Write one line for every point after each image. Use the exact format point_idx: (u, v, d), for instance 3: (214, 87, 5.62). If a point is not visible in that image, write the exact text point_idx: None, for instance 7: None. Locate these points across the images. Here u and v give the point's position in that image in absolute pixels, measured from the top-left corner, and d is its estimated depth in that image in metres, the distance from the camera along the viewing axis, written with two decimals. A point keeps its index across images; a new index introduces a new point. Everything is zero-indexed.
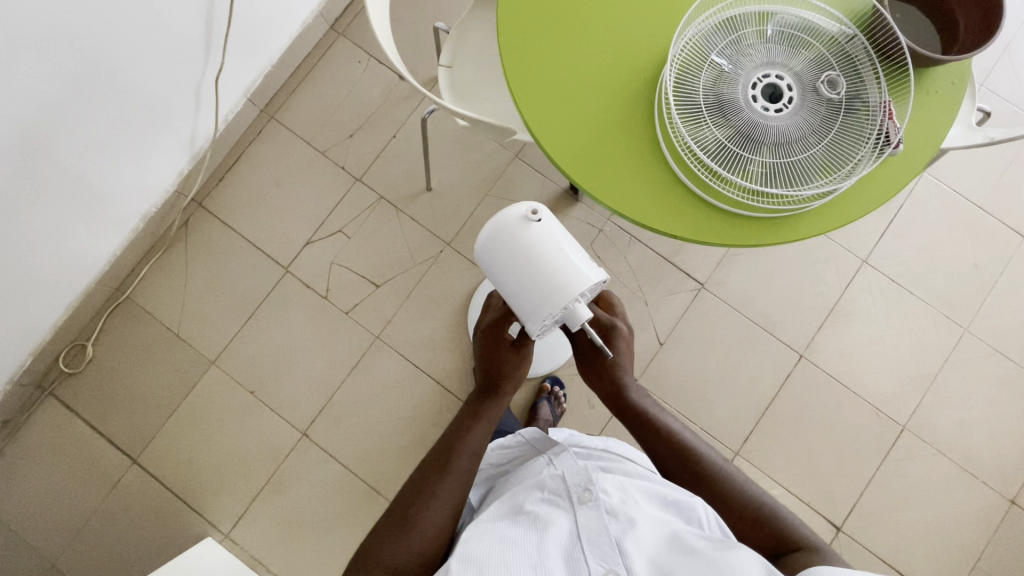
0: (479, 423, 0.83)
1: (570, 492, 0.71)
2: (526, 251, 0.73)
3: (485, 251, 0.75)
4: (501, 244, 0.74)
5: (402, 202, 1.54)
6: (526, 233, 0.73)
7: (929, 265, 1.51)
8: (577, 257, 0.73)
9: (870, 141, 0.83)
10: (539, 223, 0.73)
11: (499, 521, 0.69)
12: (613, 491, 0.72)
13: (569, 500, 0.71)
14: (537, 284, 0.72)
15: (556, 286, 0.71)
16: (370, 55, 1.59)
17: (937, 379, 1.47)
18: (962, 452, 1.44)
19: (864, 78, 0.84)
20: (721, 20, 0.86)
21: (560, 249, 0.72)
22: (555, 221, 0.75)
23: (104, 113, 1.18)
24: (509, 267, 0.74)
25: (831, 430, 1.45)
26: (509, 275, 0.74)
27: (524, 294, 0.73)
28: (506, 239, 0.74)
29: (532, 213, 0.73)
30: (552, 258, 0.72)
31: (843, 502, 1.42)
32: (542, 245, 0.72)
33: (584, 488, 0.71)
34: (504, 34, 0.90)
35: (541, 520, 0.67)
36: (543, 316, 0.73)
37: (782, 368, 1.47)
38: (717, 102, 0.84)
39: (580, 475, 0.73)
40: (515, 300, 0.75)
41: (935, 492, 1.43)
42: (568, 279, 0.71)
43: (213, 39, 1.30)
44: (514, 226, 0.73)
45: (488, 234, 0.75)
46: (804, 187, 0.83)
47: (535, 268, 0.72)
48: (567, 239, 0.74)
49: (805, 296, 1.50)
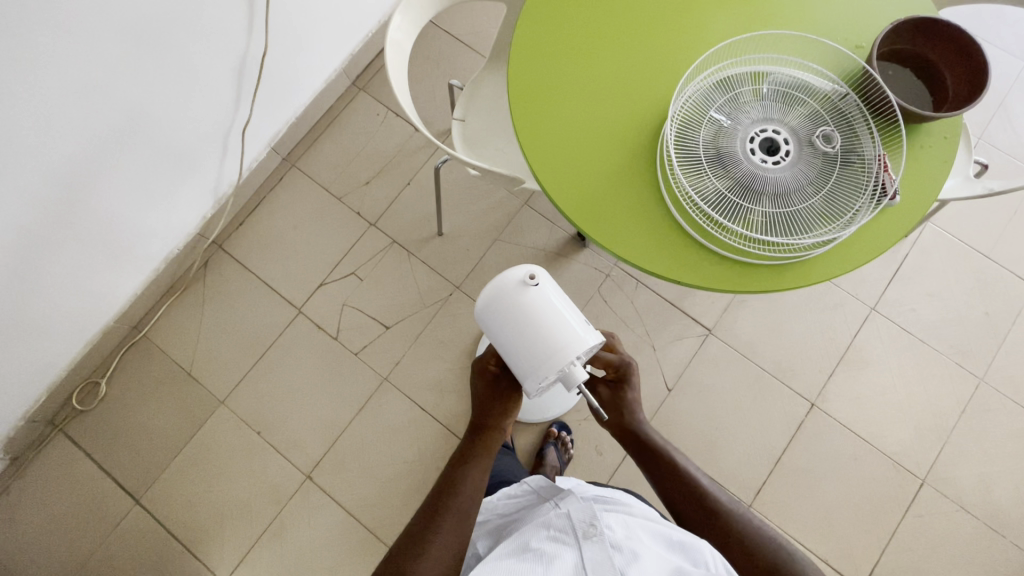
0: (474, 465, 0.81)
1: (575, 527, 0.69)
2: (525, 314, 0.74)
3: (484, 315, 0.77)
4: (500, 308, 0.76)
5: (414, 246, 1.58)
6: (524, 298, 0.75)
7: (939, 313, 1.50)
8: (573, 320, 0.74)
9: (867, 193, 0.86)
10: (536, 288, 0.75)
11: (504, 556, 0.67)
12: (617, 528, 0.70)
13: (573, 537, 0.69)
14: (534, 347, 0.73)
15: (551, 349, 0.73)
16: (388, 108, 1.69)
17: (955, 431, 1.43)
18: (987, 509, 1.38)
19: (858, 132, 0.88)
20: (719, 80, 0.91)
21: (558, 313, 0.74)
22: (554, 285, 0.77)
23: (135, 160, 1.25)
24: (507, 328, 0.75)
25: (847, 483, 1.40)
26: (507, 337, 0.76)
27: (521, 357, 0.75)
28: (505, 302, 0.76)
29: (530, 276, 0.75)
30: (550, 319, 0.73)
31: (863, 562, 1.36)
32: (540, 306, 0.74)
33: (587, 523, 0.69)
34: (514, 92, 0.96)
35: (547, 555, 0.66)
36: (539, 378, 0.74)
37: (794, 417, 1.44)
38: (716, 155, 0.88)
39: (586, 510, 0.71)
40: (512, 360, 0.76)
41: (961, 551, 1.36)
42: (562, 342, 0.72)
43: (243, 93, 1.39)
44: (512, 289, 0.75)
45: (488, 298, 0.77)
46: (805, 236, 0.85)
47: (530, 331, 0.74)
48: (564, 301, 0.76)
49: (813, 342, 1.49)
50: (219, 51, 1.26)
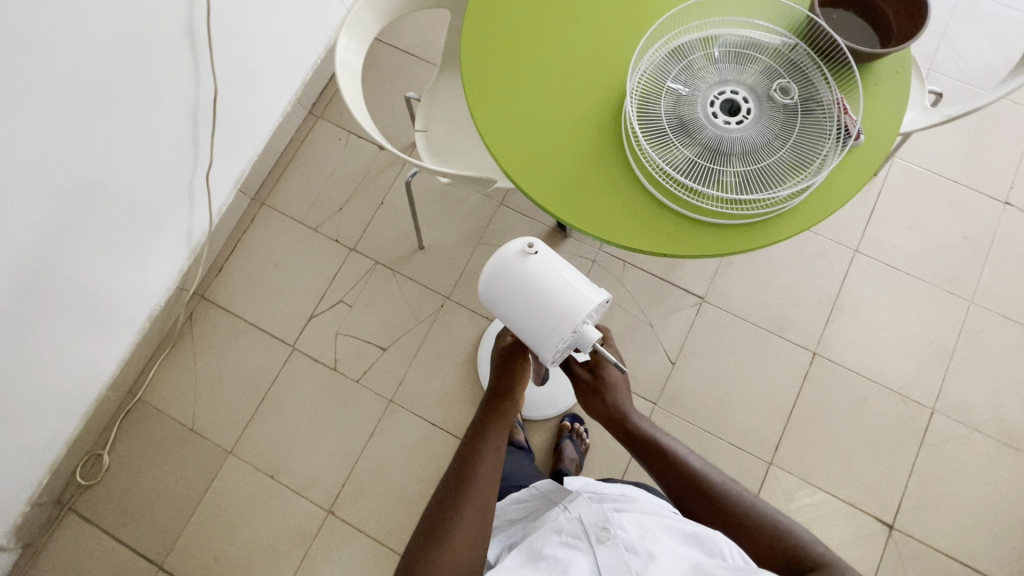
0: (485, 448, 0.79)
1: (588, 532, 0.71)
2: (529, 283, 0.73)
3: (489, 291, 0.76)
4: (504, 280, 0.75)
5: (397, 264, 1.57)
6: (525, 267, 0.74)
7: (920, 244, 1.53)
8: (578, 282, 0.73)
9: (832, 137, 0.87)
10: (536, 256, 0.74)
11: (519, 563, 0.69)
12: (630, 528, 0.72)
13: (587, 540, 0.71)
14: (544, 312, 0.73)
15: (561, 312, 0.72)
16: (349, 131, 1.68)
17: (955, 355, 1.46)
18: (998, 426, 1.41)
19: (813, 80, 0.89)
20: (670, 51, 0.92)
21: (562, 277, 0.73)
22: (552, 252, 0.76)
23: (101, 226, 1.23)
24: (514, 302, 0.75)
25: (861, 424, 1.42)
26: (516, 308, 0.75)
27: (533, 326, 0.74)
28: (507, 278, 0.74)
29: (529, 246, 0.75)
30: (556, 286, 0.73)
31: (889, 499, 1.37)
32: (543, 277, 0.73)
33: (600, 526, 0.71)
34: (472, 94, 0.96)
35: (561, 562, 0.68)
36: (555, 343, 0.73)
37: (798, 369, 1.46)
38: (680, 124, 0.89)
39: (597, 513, 0.73)
40: (526, 332, 0.76)
41: (980, 473, 1.38)
42: (571, 303, 0.72)
43: (201, 140, 1.38)
44: (513, 262, 0.74)
45: (490, 273, 0.76)
46: (780, 188, 0.86)
47: (538, 298, 0.73)
48: (566, 266, 0.75)
49: (805, 293, 1.51)
50: (170, 102, 1.25)
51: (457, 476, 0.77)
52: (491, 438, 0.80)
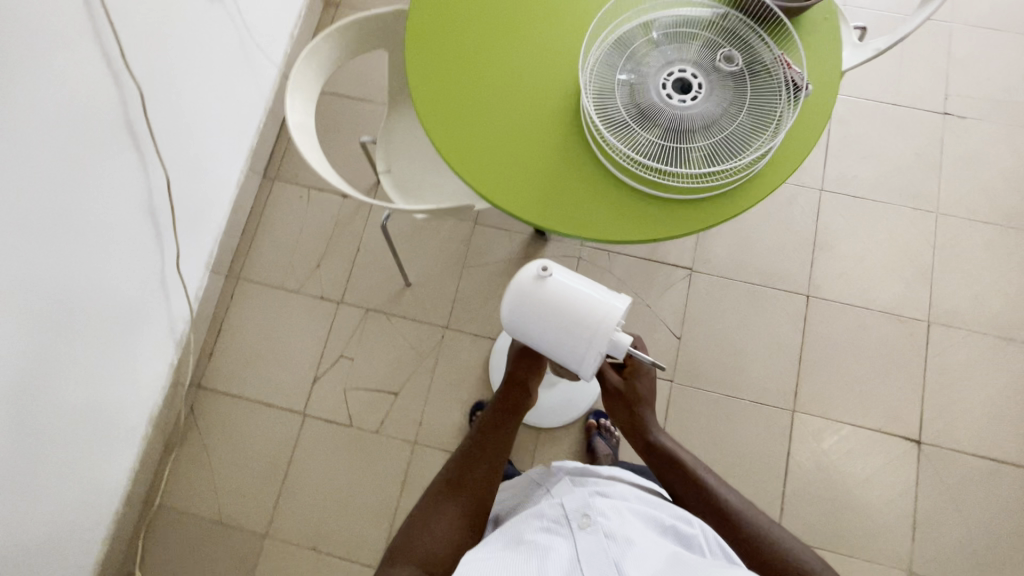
0: (493, 438, 0.88)
1: (568, 518, 0.70)
2: (552, 306, 0.74)
3: (515, 321, 0.77)
4: (527, 308, 0.75)
5: (389, 306, 1.56)
6: (545, 291, 0.75)
7: (878, 170, 1.59)
8: (599, 294, 0.74)
9: (782, 93, 0.90)
10: (552, 278, 0.75)
11: (498, 553, 0.67)
12: (610, 515, 0.71)
13: (568, 527, 0.70)
14: (574, 331, 0.74)
15: (591, 327, 0.73)
16: (308, 187, 1.66)
17: (936, 266, 1.52)
18: (991, 322, 1.47)
19: (752, 43, 0.92)
20: (612, 44, 0.94)
21: (582, 293, 0.74)
22: (566, 270, 0.77)
23: (83, 342, 1.19)
24: (542, 328, 0.75)
25: (867, 352, 1.47)
26: (545, 333, 0.75)
27: (566, 346, 0.75)
28: (529, 304, 0.75)
29: (543, 270, 0.75)
30: (579, 300, 0.74)
31: (911, 416, 1.42)
32: (564, 296, 0.74)
33: (581, 513, 0.70)
34: (432, 128, 0.97)
35: (541, 548, 0.67)
36: (591, 358, 0.74)
37: (797, 314, 1.50)
38: (639, 112, 0.91)
39: (578, 500, 0.72)
40: (559, 354, 0.76)
41: (986, 371, 1.44)
42: (598, 316, 0.73)
43: (162, 231, 1.34)
44: (530, 287, 0.75)
45: (512, 305, 0.76)
46: (746, 153, 0.89)
47: (565, 318, 0.74)
48: (582, 280, 0.76)
49: (785, 241, 1.55)
50: (124, 201, 1.21)
51: (464, 459, 0.86)
52: (501, 431, 0.89)
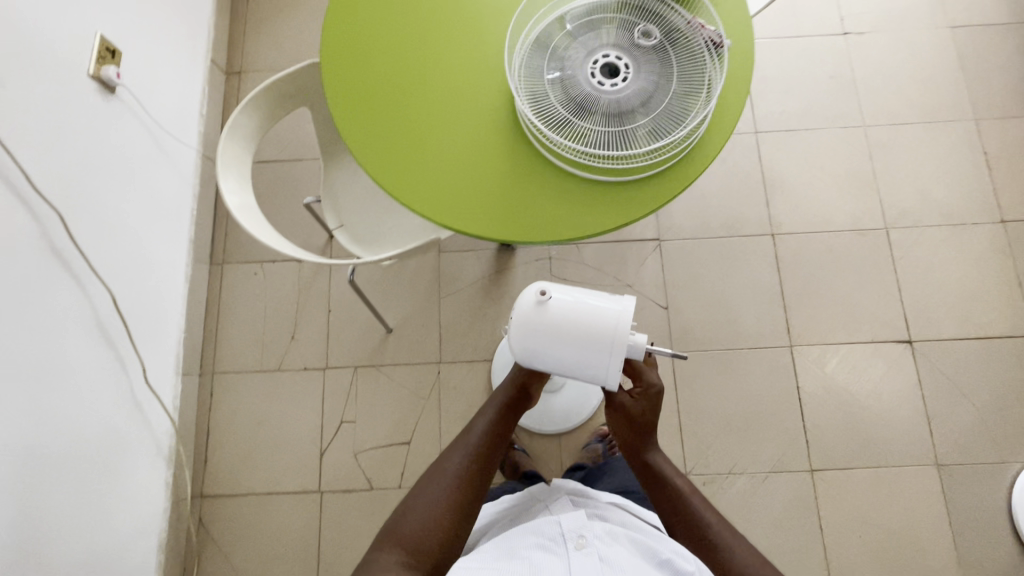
0: (495, 440, 0.83)
1: (564, 537, 0.72)
2: (559, 328, 0.73)
3: (527, 352, 0.75)
4: (536, 336, 0.74)
5: (376, 358, 1.52)
6: (549, 315, 0.74)
7: (800, 100, 1.66)
8: (602, 302, 0.74)
9: (706, 53, 0.91)
10: (552, 299, 0.74)
11: (491, 560, 0.70)
12: (605, 542, 0.72)
13: (563, 547, 0.71)
14: (589, 345, 0.72)
15: (605, 337, 0.72)
16: (260, 261, 1.59)
17: (877, 175, 1.59)
18: (941, 213, 1.55)
19: (665, 12, 0.93)
20: (532, 46, 0.94)
21: (586, 307, 0.73)
22: (562, 288, 0.76)
23: (67, 488, 1.11)
24: (556, 352, 0.74)
25: (841, 271, 1.52)
26: (561, 357, 0.74)
27: (585, 362, 0.73)
28: (537, 331, 0.74)
29: (541, 294, 0.74)
30: (587, 315, 0.73)
31: (896, 320, 1.48)
32: (571, 315, 0.73)
33: (577, 534, 0.72)
34: (378, 173, 0.95)
35: (535, 563, 0.69)
36: (613, 367, 0.72)
37: (768, 255, 1.54)
38: (577, 106, 0.91)
39: (576, 520, 0.74)
40: (580, 372, 0.74)
41: (949, 259, 1.52)
42: (609, 324, 0.72)
43: (121, 349, 1.27)
44: (535, 313, 0.74)
45: (519, 337, 0.75)
46: (689, 118, 0.90)
47: (576, 336, 0.72)
48: (581, 293, 0.75)
49: (737, 189, 1.59)
50: (73, 331, 1.14)
51: (458, 460, 0.80)
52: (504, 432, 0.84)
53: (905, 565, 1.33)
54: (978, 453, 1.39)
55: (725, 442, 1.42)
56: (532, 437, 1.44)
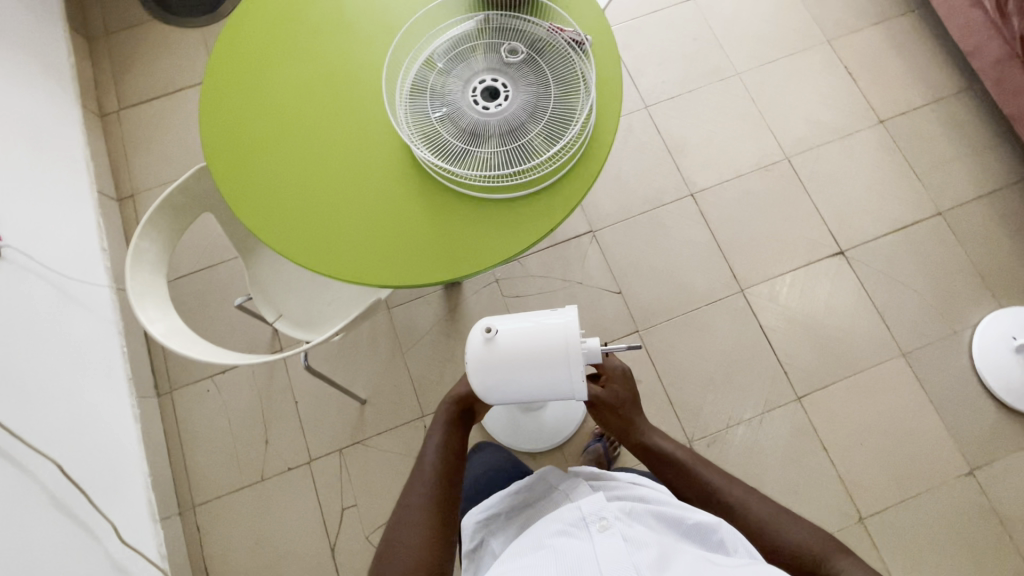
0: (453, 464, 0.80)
1: (586, 520, 0.68)
2: (514, 360, 0.72)
3: (492, 391, 0.75)
4: (495, 373, 0.73)
5: (359, 432, 1.47)
6: (500, 351, 0.73)
7: (675, 67, 1.76)
8: (546, 320, 0.73)
9: (572, 52, 0.96)
10: (498, 334, 0.73)
11: (518, 559, 0.67)
12: (627, 520, 0.68)
13: (585, 532, 0.67)
14: (547, 368, 0.72)
15: (559, 355, 0.72)
16: (210, 376, 1.52)
17: (764, 112, 1.69)
18: (828, 129, 1.67)
19: (522, 26, 0.97)
20: (411, 93, 0.96)
21: (532, 331, 0.72)
22: (505, 317, 0.75)
23: None
24: (519, 383, 0.73)
25: (762, 208, 1.60)
26: (525, 386, 0.74)
27: (549, 384, 0.73)
28: (495, 369, 0.73)
29: (487, 331, 0.73)
30: (537, 340, 0.72)
31: (824, 236, 1.57)
32: (521, 344, 0.72)
33: (597, 515, 0.68)
34: (300, 256, 0.94)
35: (559, 550, 0.65)
36: (576, 380, 0.73)
37: (694, 214, 1.61)
38: (471, 135, 0.93)
39: (596, 502, 0.70)
40: (548, 393, 0.75)
41: (849, 168, 1.63)
42: (559, 342, 0.71)
43: (87, 520, 1.18)
44: (487, 352, 0.73)
45: (479, 379, 0.74)
46: (577, 114, 0.93)
47: (532, 363, 0.72)
48: (525, 318, 0.74)
49: (646, 162, 1.66)
50: (30, 521, 1.05)
51: (419, 491, 0.77)
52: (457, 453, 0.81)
53: (909, 455, 1.40)
54: (934, 331, 1.48)
55: (715, 398, 1.46)
56: (536, 456, 1.44)
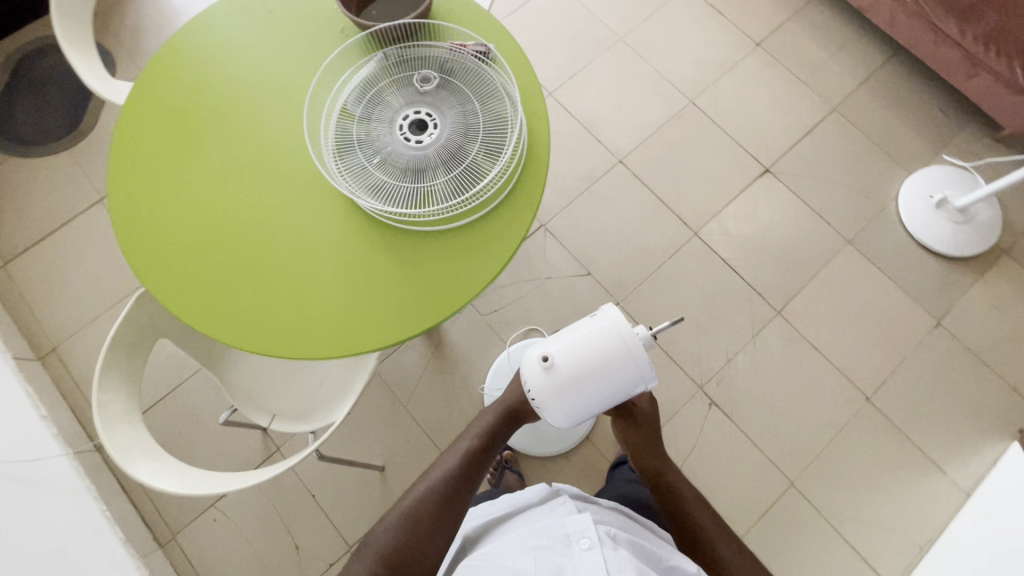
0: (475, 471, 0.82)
1: (567, 538, 0.68)
2: (580, 376, 0.73)
3: (570, 411, 0.76)
4: (566, 395, 0.75)
5: (388, 501, 1.41)
6: (562, 373, 0.74)
7: (563, 48, 1.81)
8: (592, 327, 0.74)
9: (482, 64, 0.96)
10: (555, 359, 0.74)
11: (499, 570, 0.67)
12: (613, 544, 0.66)
13: (567, 552, 0.67)
14: (612, 370, 0.73)
15: (617, 354, 0.73)
16: (211, 504, 1.41)
17: (657, 66, 1.78)
18: (716, 64, 1.78)
19: (424, 54, 0.96)
20: (338, 150, 0.92)
21: (584, 343, 0.73)
22: (552, 339, 0.76)
23: None
24: (591, 395, 0.74)
25: (687, 153, 1.69)
26: (597, 395, 0.75)
27: (619, 384, 0.74)
28: (565, 391, 0.74)
29: (544, 360, 0.74)
30: (594, 352, 0.73)
31: (748, 161, 1.68)
32: (581, 359, 0.73)
33: (582, 533, 0.67)
34: (276, 348, 0.88)
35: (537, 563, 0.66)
36: (643, 371, 0.73)
37: (629, 178, 1.66)
38: (413, 171, 0.91)
39: (580, 520, 0.69)
40: (620, 393, 0.75)
41: (746, 93, 1.74)
42: (613, 342, 0.73)
43: None
44: (551, 379, 0.74)
45: (554, 405, 0.75)
46: (510, 120, 0.93)
47: (597, 372, 0.73)
48: (572, 332, 0.75)
49: (569, 145, 1.70)
50: None
51: (440, 474, 0.81)
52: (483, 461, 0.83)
53: (886, 328, 1.52)
54: (866, 213, 1.62)
55: (709, 340, 1.52)
56: (569, 456, 1.44)
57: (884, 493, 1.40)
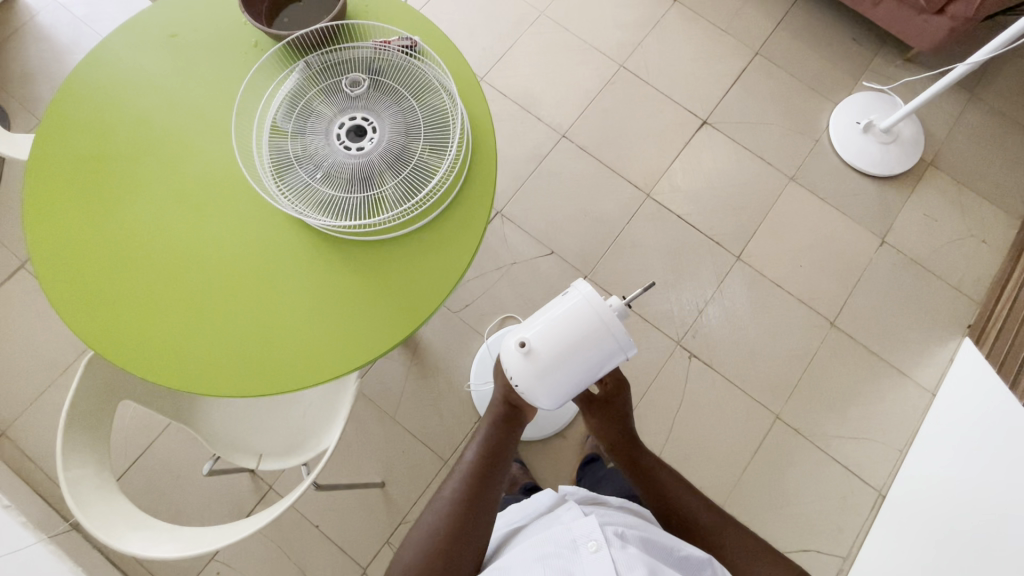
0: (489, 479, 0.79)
1: (574, 544, 0.68)
2: (561, 355, 0.73)
3: (557, 392, 0.76)
4: (550, 376, 0.75)
5: (395, 514, 1.39)
6: (543, 355, 0.73)
7: (486, 31, 1.77)
8: (564, 305, 0.74)
9: (410, 60, 0.92)
10: (533, 342, 0.74)
11: None
12: (619, 543, 0.67)
13: (576, 557, 0.67)
14: (592, 344, 0.73)
15: (595, 327, 0.73)
16: (211, 559, 1.35)
17: (583, 36, 1.77)
18: (639, 26, 1.79)
19: (348, 58, 0.92)
20: (276, 172, 0.88)
21: (559, 321, 0.73)
22: (527, 324, 0.76)
23: None
24: (576, 372, 0.74)
25: (626, 118, 1.70)
26: (582, 372, 0.75)
27: (602, 358, 0.74)
28: (549, 371, 0.74)
29: (522, 345, 0.74)
30: (571, 328, 0.73)
31: (685, 116, 1.71)
32: (558, 340, 0.73)
33: (588, 537, 0.67)
34: (252, 387, 0.84)
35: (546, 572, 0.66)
36: (622, 341, 0.73)
37: (575, 152, 1.66)
38: (359, 179, 0.87)
39: (584, 523, 0.69)
40: (604, 365, 0.75)
41: (672, 51, 1.77)
42: (588, 317, 0.73)
43: None
44: (533, 363, 0.74)
45: (540, 388, 0.75)
46: (450, 113, 0.90)
47: (577, 348, 0.73)
48: (546, 314, 0.75)
49: (510, 128, 1.68)
50: None
51: (454, 488, 0.78)
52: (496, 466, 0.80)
53: (838, 253, 1.60)
54: (802, 148, 1.69)
55: (678, 296, 1.55)
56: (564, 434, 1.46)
57: (860, 407, 1.49)
